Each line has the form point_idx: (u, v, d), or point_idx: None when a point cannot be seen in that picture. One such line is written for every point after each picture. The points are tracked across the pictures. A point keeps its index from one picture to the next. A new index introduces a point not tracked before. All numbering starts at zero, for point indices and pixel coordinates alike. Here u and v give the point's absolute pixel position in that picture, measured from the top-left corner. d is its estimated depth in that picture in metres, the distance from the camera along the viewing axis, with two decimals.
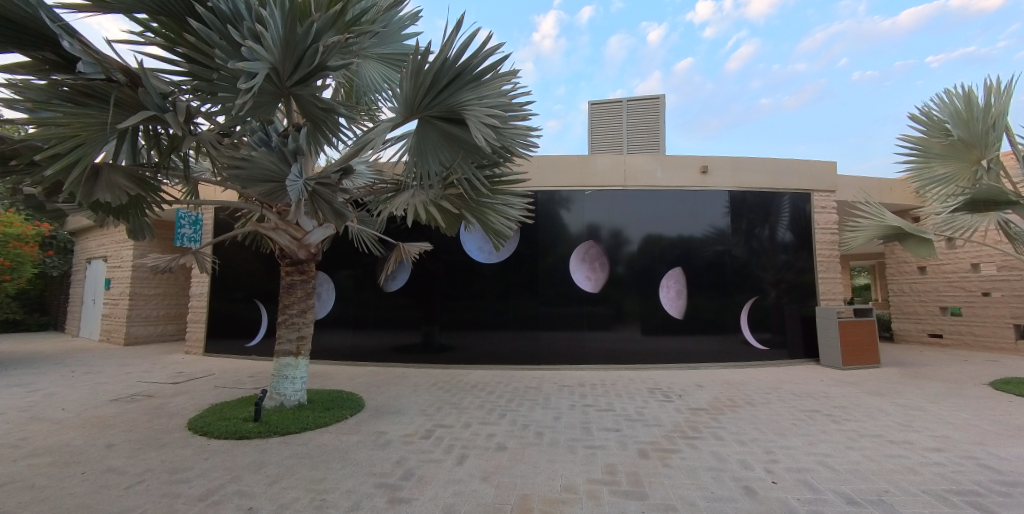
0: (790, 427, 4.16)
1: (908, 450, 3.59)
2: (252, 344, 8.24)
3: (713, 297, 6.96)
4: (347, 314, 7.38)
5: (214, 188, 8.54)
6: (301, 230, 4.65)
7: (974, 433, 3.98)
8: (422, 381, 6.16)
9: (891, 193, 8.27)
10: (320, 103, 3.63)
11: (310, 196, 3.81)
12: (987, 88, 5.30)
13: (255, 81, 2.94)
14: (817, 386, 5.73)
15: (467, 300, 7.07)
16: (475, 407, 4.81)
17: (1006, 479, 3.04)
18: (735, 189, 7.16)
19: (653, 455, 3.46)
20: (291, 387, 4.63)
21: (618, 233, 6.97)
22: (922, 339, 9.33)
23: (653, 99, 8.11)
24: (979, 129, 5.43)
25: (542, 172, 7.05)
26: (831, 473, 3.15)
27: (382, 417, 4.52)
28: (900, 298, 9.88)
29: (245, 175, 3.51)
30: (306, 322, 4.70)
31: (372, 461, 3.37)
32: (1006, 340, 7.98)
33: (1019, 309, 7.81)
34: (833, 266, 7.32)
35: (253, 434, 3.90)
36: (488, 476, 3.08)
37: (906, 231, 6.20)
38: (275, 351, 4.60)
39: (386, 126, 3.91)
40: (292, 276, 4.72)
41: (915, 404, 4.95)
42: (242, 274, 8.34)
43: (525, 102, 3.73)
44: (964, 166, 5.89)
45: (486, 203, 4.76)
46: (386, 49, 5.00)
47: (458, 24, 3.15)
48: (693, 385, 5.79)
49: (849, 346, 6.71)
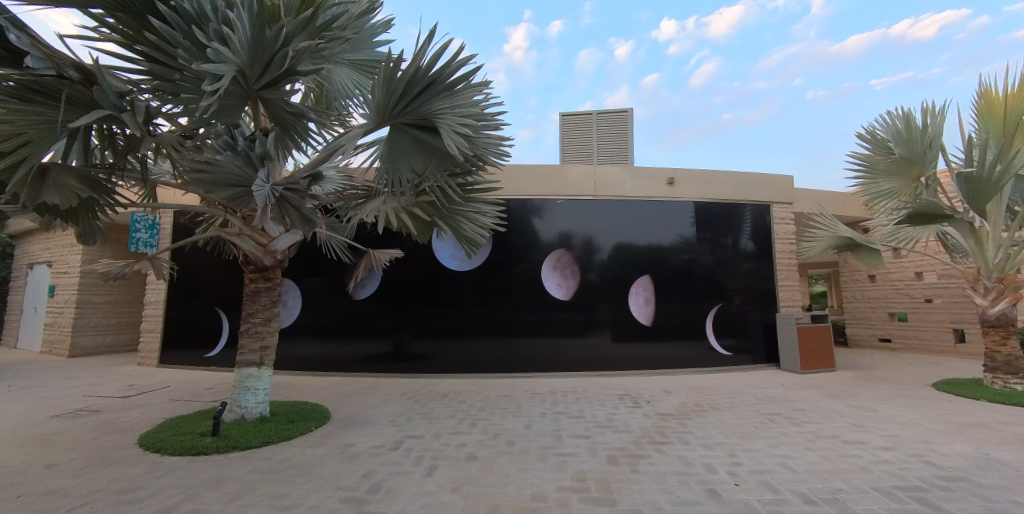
0: (753, 430, 4.31)
1: (860, 450, 3.79)
2: (213, 354, 7.86)
3: (681, 304, 7.17)
4: (316, 322, 7.19)
5: (175, 191, 8.22)
6: (267, 236, 4.50)
7: (920, 432, 4.25)
8: (392, 391, 6.05)
9: (844, 206, 8.79)
10: (290, 108, 3.54)
11: (277, 201, 3.72)
12: (924, 110, 5.75)
13: (221, 83, 2.88)
14: (779, 390, 5.98)
15: (440, 308, 7.00)
16: (446, 417, 4.76)
17: (946, 474, 3.26)
18: (701, 200, 7.43)
19: (623, 461, 3.52)
20: (253, 398, 4.46)
21: (589, 241, 7.10)
22: (874, 343, 9.89)
23: (623, 111, 8.34)
24: (918, 148, 5.85)
25: (515, 180, 7.09)
26: (791, 474, 3.29)
27: (350, 429, 4.41)
28: (853, 305, 10.46)
29: (209, 179, 3.43)
30: (270, 331, 4.55)
31: (339, 475, 3.28)
32: (946, 343, 8.58)
33: (958, 315, 8.40)
34: (792, 274, 7.68)
35: (211, 449, 3.72)
36: (458, 487, 3.06)
37: (857, 242, 6.59)
38: (237, 362, 4.43)
39: (357, 132, 3.87)
40: (257, 282, 4.56)
41: (867, 406, 5.24)
42: (203, 281, 7.99)
43: (497, 112, 3.79)
44: (906, 183, 6.30)
45: (459, 211, 4.74)
46: (358, 55, 4.98)
47: (431, 34, 3.16)
48: (661, 391, 5.92)
49: (807, 351, 7.04)
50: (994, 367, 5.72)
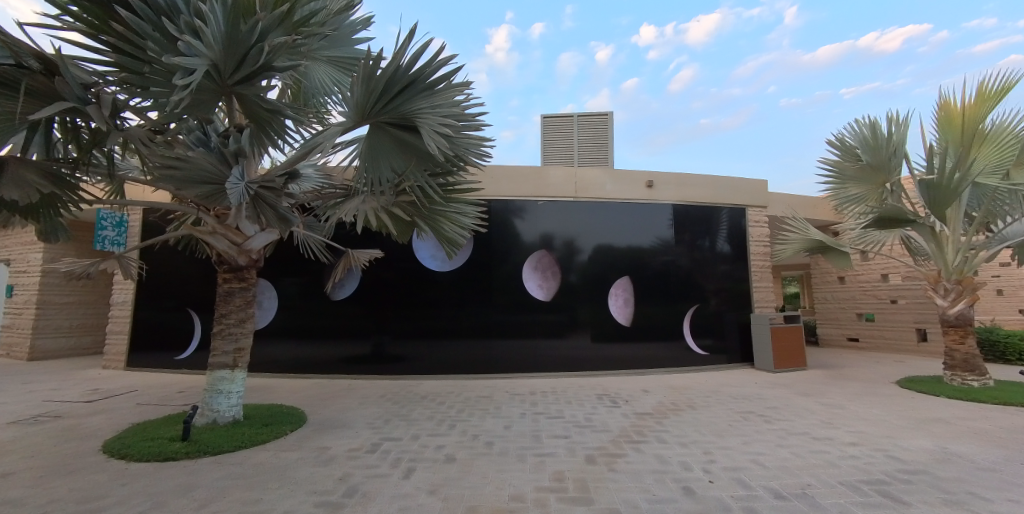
0: (727, 428, 4.42)
1: (828, 446, 3.93)
2: (184, 356, 7.61)
3: (659, 305, 7.28)
4: (292, 323, 7.04)
5: (144, 188, 7.93)
6: (241, 235, 4.39)
7: (884, 428, 4.43)
8: (371, 393, 5.96)
9: (815, 210, 9.10)
10: (266, 104, 3.45)
11: (252, 200, 3.63)
12: (889, 118, 6.00)
13: (193, 77, 2.79)
14: (752, 389, 6.14)
15: (421, 309, 6.94)
16: (425, 418, 4.73)
17: (908, 468, 3.40)
18: (679, 202, 7.57)
19: (600, 460, 3.56)
20: (226, 402, 4.34)
21: (570, 242, 7.15)
22: (843, 342, 10.25)
23: (604, 115, 8.44)
24: (884, 155, 6.09)
25: (496, 181, 7.09)
26: (763, 471, 3.38)
27: (327, 432, 4.33)
28: (824, 305, 10.82)
29: (181, 176, 3.33)
30: (244, 333, 4.43)
31: (314, 479, 3.22)
32: (910, 342, 8.95)
33: (921, 315, 8.77)
34: (766, 276, 7.90)
35: (180, 454, 3.60)
36: (436, 489, 3.04)
37: (827, 244, 6.83)
38: (209, 364, 4.30)
39: (336, 130, 3.80)
40: (231, 283, 4.44)
41: (836, 403, 5.43)
42: (174, 281, 7.73)
43: (478, 113, 3.79)
44: (872, 188, 6.55)
45: (439, 211, 4.72)
46: (337, 52, 4.91)
47: (411, 32, 3.14)
48: (640, 391, 6.01)
49: (780, 351, 7.25)
50: (953, 365, 5.99)
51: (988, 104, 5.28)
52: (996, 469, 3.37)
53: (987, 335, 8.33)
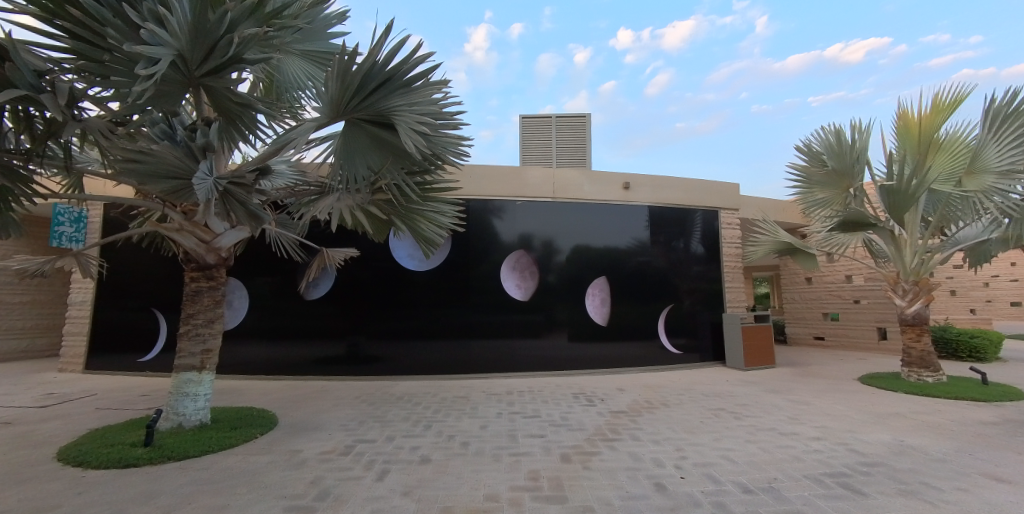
0: (699, 425, 4.53)
1: (795, 440, 4.07)
2: (148, 358, 7.31)
3: (635, 305, 7.40)
4: (264, 324, 6.85)
5: (104, 182, 7.57)
6: (210, 233, 4.24)
7: (847, 422, 4.62)
8: (345, 394, 5.86)
9: (784, 213, 9.42)
10: (236, 97, 3.33)
11: (221, 196, 3.51)
12: (852, 126, 6.25)
13: (156, 67, 2.68)
14: (724, 386, 6.31)
15: (397, 309, 6.85)
16: (400, 419, 4.67)
17: (867, 460, 3.56)
18: (655, 204, 7.71)
19: (575, 459, 3.59)
20: (192, 405, 4.18)
21: (549, 243, 7.19)
22: (810, 341, 10.65)
23: (582, 116, 8.53)
24: (848, 161, 6.35)
25: (474, 181, 7.06)
26: (732, 466, 3.48)
27: (299, 435, 4.23)
28: (792, 305, 11.21)
29: (144, 170, 3.20)
30: (213, 334, 4.29)
31: (284, 483, 3.13)
32: (871, 340, 9.37)
33: (882, 314, 9.18)
34: (737, 276, 8.13)
35: (143, 460, 3.45)
36: (410, 490, 3.00)
37: (795, 246, 7.08)
38: (175, 366, 4.14)
39: (310, 125, 3.71)
40: (199, 282, 4.29)
41: (802, 399, 5.64)
42: (138, 280, 7.41)
43: (456, 112, 3.78)
44: (837, 193, 6.81)
45: (416, 210, 4.66)
46: (311, 45, 4.79)
47: (387, 29, 3.10)
48: (615, 389, 6.10)
49: (750, 349, 7.47)
50: (911, 362, 6.29)
51: (943, 115, 5.60)
52: (947, 460, 3.56)
53: (941, 333, 8.80)
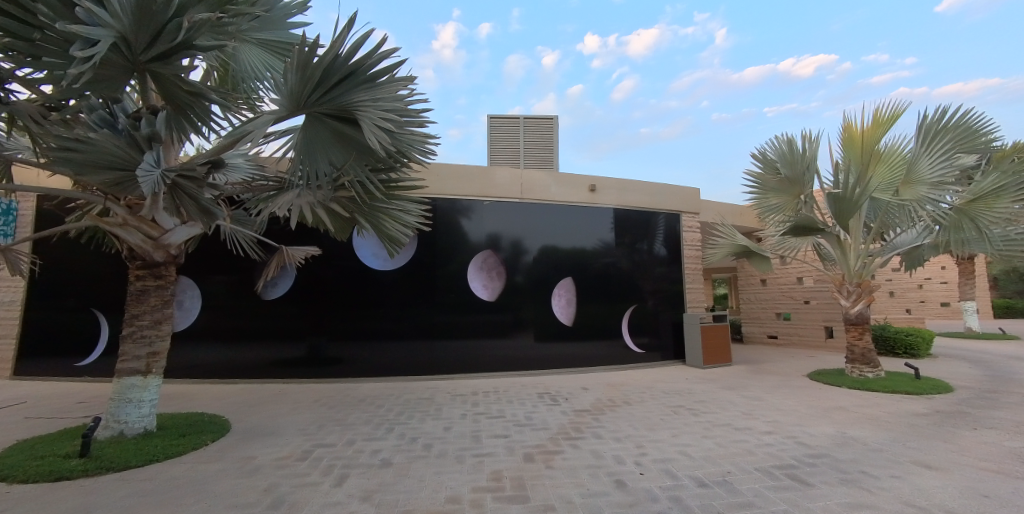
0: (659, 422, 4.67)
1: (748, 435, 4.26)
2: (87, 362, 6.80)
3: (600, 305, 7.55)
4: (218, 325, 6.53)
5: (37, 172, 6.99)
6: (158, 228, 3.99)
7: (795, 417, 4.88)
8: (305, 397, 5.66)
9: (741, 217, 9.86)
10: (186, 86, 3.13)
11: (169, 189, 3.31)
12: (803, 136, 6.62)
13: (95, 50, 2.50)
14: (683, 384, 6.53)
15: (361, 309, 6.68)
16: (362, 422, 4.56)
17: (813, 452, 3.77)
18: (620, 207, 7.89)
19: (538, 458, 3.61)
20: (135, 412, 3.92)
21: (517, 243, 7.21)
22: (764, 339, 11.19)
23: (550, 118, 8.61)
24: (799, 169, 6.73)
25: (441, 180, 6.99)
26: (689, 461, 3.60)
27: (253, 440, 4.05)
28: (748, 306, 11.75)
29: (81, 159, 2.97)
30: (160, 336, 4.04)
31: (235, 492, 2.99)
32: (819, 338, 9.94)
33: (829, 314, 9.77)
34: (697, 278, 8.44)
35: (77, 472, 3.21)
36: (369, 495, 2.93)
37: (751, 249, 7.41)
38: (116, 371, 3.87)
39: (268, 118, 3.55)
40: (145, 281, 4.03)
41: (755, 395, 5.91)
42: (75, 278, 6.88)
43: (421, 109, 3.73)
44: (789, 199, 7.16)
45: (381, 208, 4.55)
46: (268, 35, 4.62)
47: (350, 21, 3.02)
48: (579, 388, 6.19)
49: (708, 347, 7.77)
50: (854, 359, 6.71)
51: (883, 128, 5.99)
52: (883, 449, 3.82)
53: (880, 331, 9.45)
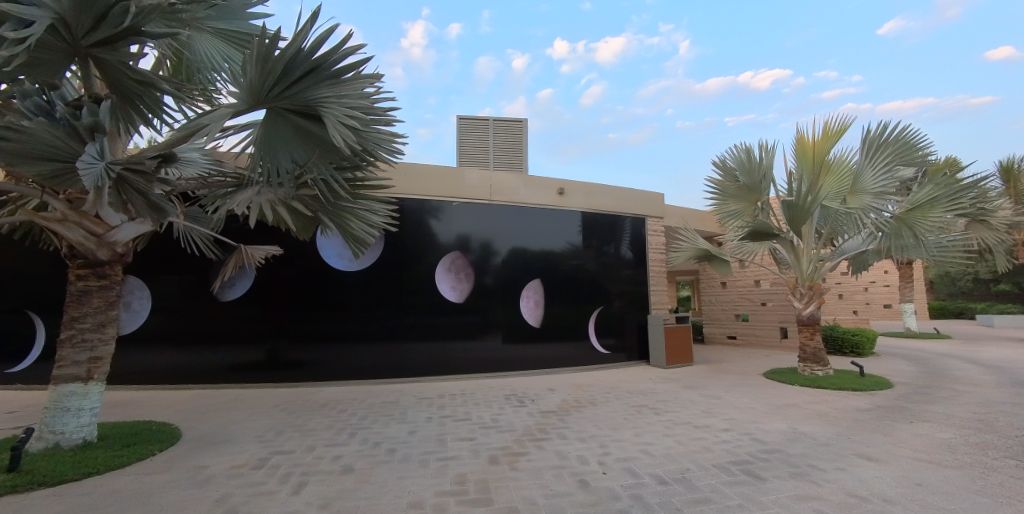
0: (622, 422, 4.77)
1: (706, 432, 4.43)
2: (20, 368, 6.30)
3: (568, 307, 7.64)
4: (169, 327, 6.19)
5: None
6: (103, 225, 3.74)
7: (750, 414, 5.11)
8: (264, 403, 5.44)
9: (702, 222, 10.24)
10: (134, 74, 2.96)
11: (115, 183, 3.11)
12: (759, 145, 6.95)
13: (29, 31, 2.31)
14: (646, 384, 6.70)
15: (325, 311, 6.49)
16: (323, 428, 4.42)
17: (765, 448, 3.95)
18: (587, 210, 8.03)
19: (503, 460, 3.62)
20: (74, 421, 3.65)
21: (486, 244, 7.21)
22: (724, 340, 11.66)
23: (519, 121, 8.66)
24: (756, 178, 7.05)
25: (410, 179, 6.91)
26: (650, 459, 3.70)
27: (206, 449, 3.85)
28: (709, 307, 12.20)
29: (12, 148, 2.75)
30: (103, 340, 3.79)
31: (184, 504, 2.84)
32: (775, 338, 10.44)
33: (783, 315, 10.28)
34: (662, 280, 8.69)
35: (5, 488, 2.95)
36: (329, 503, 2.85)
37: (711, 253, 7.68)
38: (53, 377, 3.60)
39: (225, 112, 3.40)
40: (87, 281, 3.77)
41: (714, 394, 6.14)
42: (6, 276, 6.35)
43: (388, 107, 3.67)
44: (748, 205, 7.47)
45: (346, 208, 4.44)
46: (226, 24, 4.42)
47: (314, 15, 2.95)
48: (546, 389, 6.25)
49: (671, 348, 8.02)
50: (806, 358, 7.08)
51: (831, 140, 6.39)
52: (829, 444, 4.06)
53: (830, 332, 10.02)
